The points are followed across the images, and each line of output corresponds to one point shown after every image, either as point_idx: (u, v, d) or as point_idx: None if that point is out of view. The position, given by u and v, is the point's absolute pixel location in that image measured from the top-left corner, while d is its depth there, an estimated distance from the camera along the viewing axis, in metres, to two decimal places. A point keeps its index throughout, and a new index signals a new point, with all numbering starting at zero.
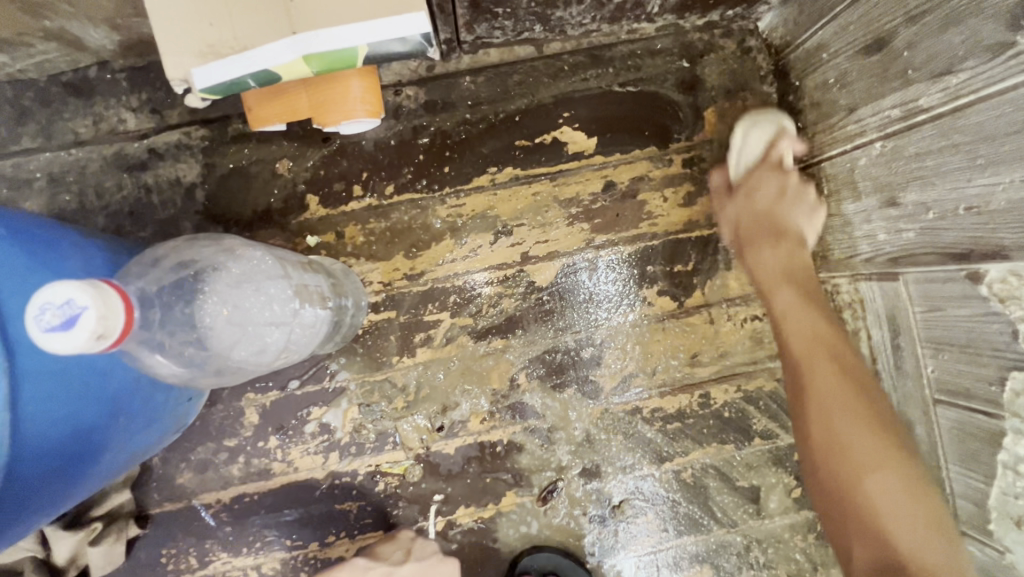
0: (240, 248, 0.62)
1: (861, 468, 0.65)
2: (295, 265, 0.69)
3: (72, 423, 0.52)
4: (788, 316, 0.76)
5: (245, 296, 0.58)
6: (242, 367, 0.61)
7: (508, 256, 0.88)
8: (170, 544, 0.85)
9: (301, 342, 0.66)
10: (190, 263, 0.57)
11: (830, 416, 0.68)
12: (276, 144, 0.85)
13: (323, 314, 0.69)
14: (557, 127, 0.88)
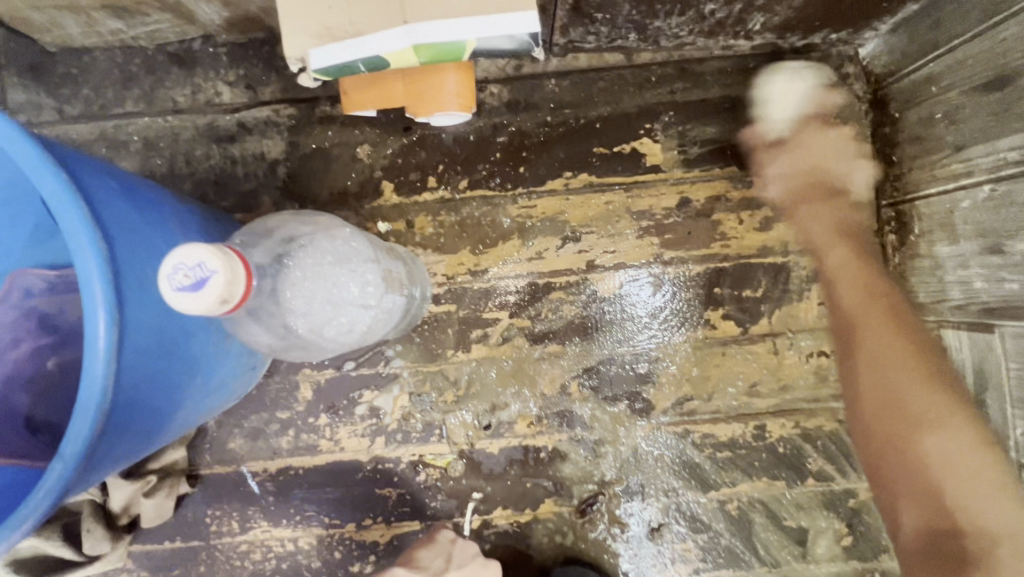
0: (334, 230, 0.64)
1: (969, 490, 0.69)
2: (374, 248, 0.70)
3: (161, 379, 0.54)
4: (865, 397, 0.77)
5: (325, 270, 0.58)
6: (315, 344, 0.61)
7: (573, 262, 0.87)
8: (214, 505, 0.88)
9: (373, 326, 0.65)
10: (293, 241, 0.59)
11: (932, 458, 0.71)
12: (359, 129, 0.87)
13: (395, 301, 0.69)
14: (637, 137, 0.87)
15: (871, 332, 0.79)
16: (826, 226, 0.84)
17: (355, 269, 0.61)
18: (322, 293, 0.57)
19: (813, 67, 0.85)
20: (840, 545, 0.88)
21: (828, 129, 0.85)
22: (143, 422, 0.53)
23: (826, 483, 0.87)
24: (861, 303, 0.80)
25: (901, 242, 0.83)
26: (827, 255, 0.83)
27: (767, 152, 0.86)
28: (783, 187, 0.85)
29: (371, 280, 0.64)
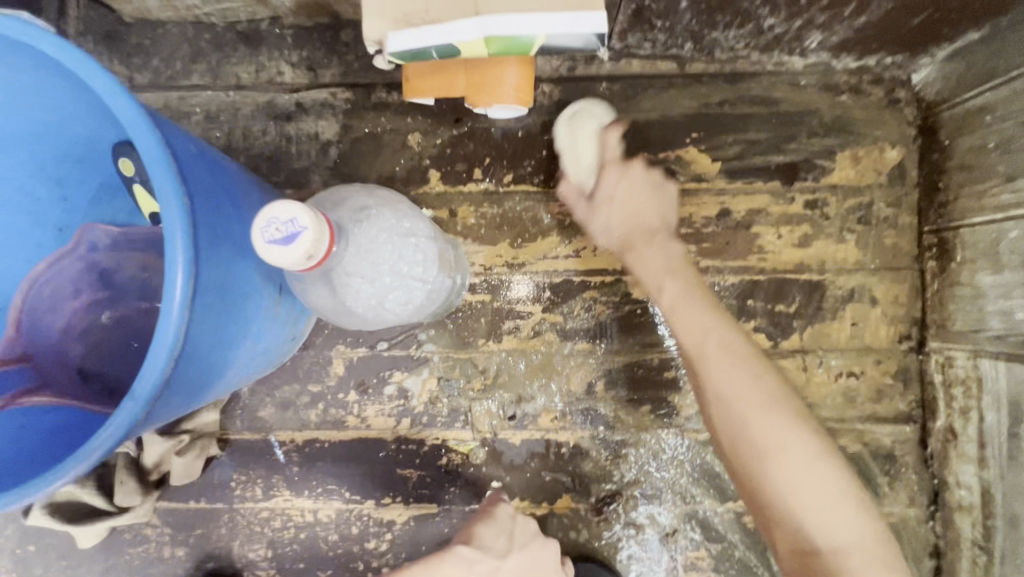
0: (401, 206, 0.65)
1: (824, 507, 0.68)
2: (427, 225, 0.70)
3: (218, 337, 0.56)
4: (720, 396, 0.74)
5: (378, 243, 0.59)
6: (359, 315, 0.62)
7: (610, 263, 0.89)
8: (240, 470, 0.90)
9: (417, 304, 0.66)
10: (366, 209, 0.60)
11: (780, 485, 0.69)
12: (411, 117, 0.90)
13: (440, 282, 0.69)
14: (683, 146, 0.88)
15: (718, 367, 0.75)
16: (674, 257, 0.83)
17: (405, 245, 0.62)
18: (374, 264, 0.58)
19: (579, 110, 0.86)
20: None
21: (633, 168, 0.86)
22: (199, 377, 0.55)
23: None
24: (706, 348, 0.76)
25: (942, 268, 0.83)
26: (663, 288, 0.80)
27: (582, 208, 0.87)
28: (619, 232, 0.85)
29: (420, 257, 0.64)
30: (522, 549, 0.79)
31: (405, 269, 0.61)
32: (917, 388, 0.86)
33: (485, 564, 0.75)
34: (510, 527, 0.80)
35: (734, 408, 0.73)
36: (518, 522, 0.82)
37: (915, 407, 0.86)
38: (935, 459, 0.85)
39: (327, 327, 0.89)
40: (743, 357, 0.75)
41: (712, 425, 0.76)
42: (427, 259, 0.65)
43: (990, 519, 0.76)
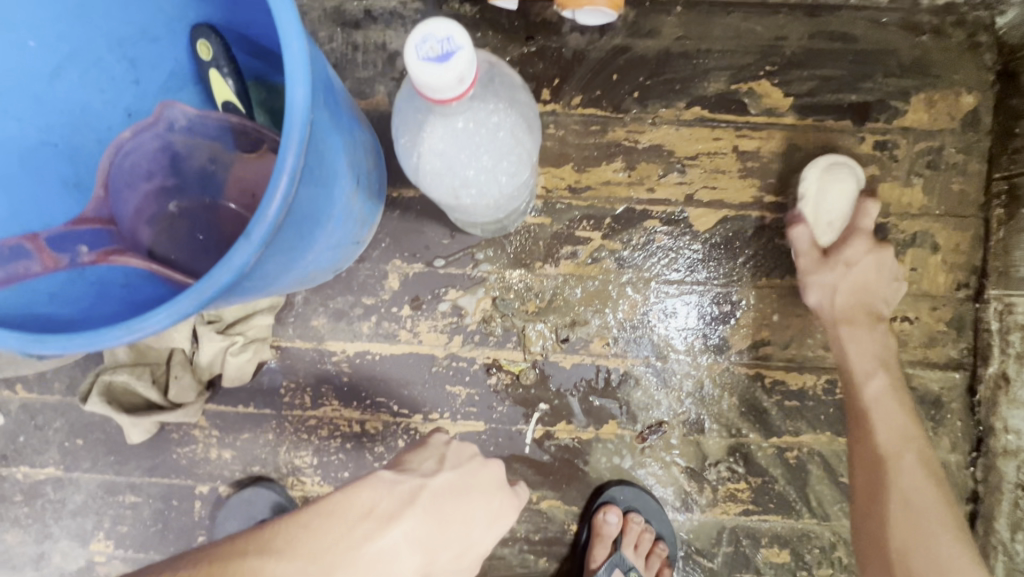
0: (524, 107, 0.66)
1: (931, 524, 0.72)
2: (506, 84, 0.64)
3: (311, 208, 0.56)
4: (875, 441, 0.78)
5: (497, 141, 0.60)
6: (468, 203, 0.66)
7: (673, 193, 0.88)
8: (291, 378, 0.91)
9: (511, 187, 0.67)
10: (499, 102, 0.61)
11: (911, 494, 0.75)
12: (482, 32, 0.88)
13: (529, 143, 0.66)
14: (756, 78, 0.87)
15: (889, 426, 0.78)
16: (875, 354, 0.82)
17: (492, 125, 0.60)
18: (469, 152, 0.59)
19: (672, 268, 0.88)
20: None
21: (788, 380, 0.87)
22: (290, 246, 0.56)
23: None
24: (919, 481, 0.75)
25: (1010, 215, 0.83)
26: (867, 408, 0.80)
27: (680, 344, 0.89)
28: (868, 362, 0.81)
29: (506, 124, 0.61)
30: (453, 468, 0.71)
31: (495, 146, 0.60)
32: (970, 336, 0.86)
33: (409, 482, 0.67)
34: (442, 451, 0.74)
35: (902, 459, 0.76)
36: (452, 447, 0.75)
37: (967, 355, 0.86)
38: (982, 406, 0.86)
39: (385, 240, 0.90)
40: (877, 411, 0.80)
41: (868, 455, 0.78)
42: (511, 122, 0.62)
43: None
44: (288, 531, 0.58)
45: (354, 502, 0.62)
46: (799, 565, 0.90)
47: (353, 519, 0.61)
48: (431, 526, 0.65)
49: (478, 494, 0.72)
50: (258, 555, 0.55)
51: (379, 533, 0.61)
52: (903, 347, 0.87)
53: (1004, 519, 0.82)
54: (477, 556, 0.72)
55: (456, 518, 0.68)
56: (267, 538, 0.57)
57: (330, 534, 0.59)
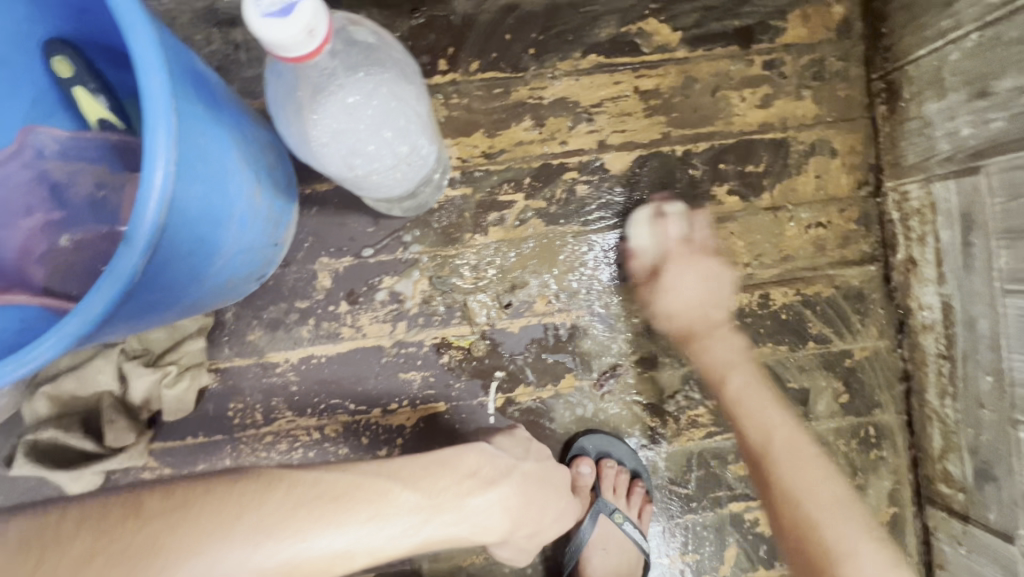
0: (411, 72, 0.65)
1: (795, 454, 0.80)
2: (377, 42, 0.61)
3: (202, 207, 0.53)
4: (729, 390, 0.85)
5: (391, 113, 0.60)
6: (376, 182, 0.66)
7: (585, 142, 0.89)
8: (237, 398, 0.87)
9: (417, 159, 0.67)
10: (385, 71, 0.59)
11: (774, 444, 0.81)
12: (366, 11, 0.86)
13: (424, 104, 0.66)
14: (643, 18, 0.89)
15: (753, 408, 0.83)
16: (736, 350, 0.88)
17: (384, 98, 0.59)
18: (365, 126, 0.58)
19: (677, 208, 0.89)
20: (838, 403, 0.94)
21: (700, 261, 0.89)
22: (190, 251, 0.54)
23: (825, 345, 0.93)
24: (742, 398, 0.84)
25: (891, 111, 0.88)
26: (728, 378, 0.85)
27: (648, 288, 0.89)
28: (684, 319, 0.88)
29: (394, 88, 0.60)
30: (538, 460, 0.80)
31: (390, 114, 0.60)
32: (877, 230, 0.93)
33: (504, 459, 0.76)
34: (526, 444, 0.82)
35: (774, 447, 0.81)
36: (532, 443, 0.83)
37: (877, 247, 0.93)
38: (898, 291, 0.92)
39: (308, 240, 0.87)
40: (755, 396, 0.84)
41: (750, 453, 0.83)
42: (399, 84, 0.61)
43: (952, 329, 0.83)
44: (412, 467, 0.67)
45: (463, 461, 0.71)
46: None
47: (462, 475, 0.70)
48: (520, 500, 0.74)
49: (554, 492, 0.80)
50: (389, 478, 0.65)
51: (481, 492, 0.69)
52: (822, 251, 0.93)
53: (932, 389, 0.89)
54: (540, 540, 0.81)
55: (537, 504, 0.77)
56: (397, 466, 0.67)
57: (444, 481, 0.68)
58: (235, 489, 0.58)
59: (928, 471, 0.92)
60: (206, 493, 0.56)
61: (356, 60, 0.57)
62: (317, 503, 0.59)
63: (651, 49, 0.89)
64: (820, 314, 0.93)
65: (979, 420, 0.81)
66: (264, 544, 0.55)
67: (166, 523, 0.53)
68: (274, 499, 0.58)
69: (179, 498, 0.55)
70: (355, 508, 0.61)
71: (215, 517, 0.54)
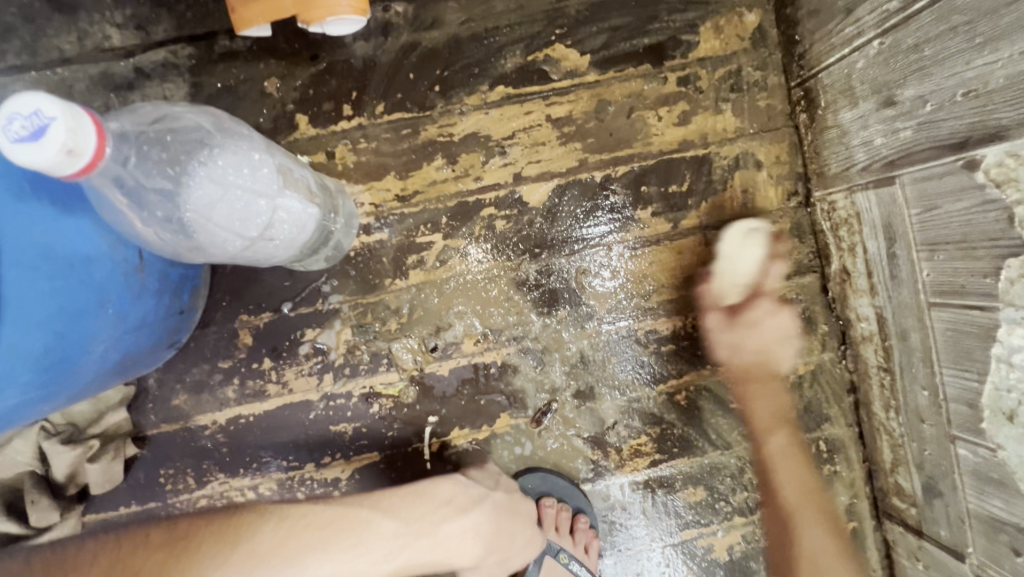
0: (264, 140, 0.64)
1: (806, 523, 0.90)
2: (198, 126, 0.58)
3: (60, 302, 0.52)
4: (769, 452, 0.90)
5: (252, 177, 0.58)
6: (265, 251, 0.63)
7: (501, 177, 0.87)
8: (167, 464, 0.86)
9: (303, 217, 0.65)
10: (233, 142, 0.59)
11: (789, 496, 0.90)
12: (263, 62, 0.84)
13: (287, 165, 0.65)
14: (550, 45, 0.87)
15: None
16: (780, 406, 0.91)
17: (241, 166, 0.57)
18: (201, 212, 0.55)
19: (759, 228, 0.87)
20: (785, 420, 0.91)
21: (784, 310, 0.90)
22: (47, 346, 0.52)
23: (766, 362, 0.91)
24: (784, 455, 0.90)
25: (812, 119, 0.85)
26: (769, 442, 0.90)
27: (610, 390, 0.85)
28: (746, 359, 0.90)
29: (223, 163, 0.56)
30: (507, 491, 0.79)
31: (226, 193, 0.56)
32: (811, 240, 0.90)
33: (476, 488, 0.76)
34: (497, 476, 0.81)
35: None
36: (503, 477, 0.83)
37: (813, 258, 0.90)
38: (837, 302, 0.89)
39: (224, 298, 0.86)
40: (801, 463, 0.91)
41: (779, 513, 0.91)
42: (229, 157, 0.57)
43: (889, 342, 0.80)
44: (392, 497, 0.72)
45: (438, 490, 0.74)
46: (716, 498, 0.92)
47: (438, 502, 0.73)
48: (493, 530, 0.74)
49: (524, 520, 0.79)
50: (368, 508, 0.70)
51: (456, 518, 0.72)
52: (755, 267, 0.90)
53: (878, 402, 0.86)
54: (512, 569, 0.79)
55: (509, 531, 0.76)
56: (375, 498, 0.71)
57: (419, 509, 0.71)
58: (230, 523, 0.62)
59: (882, 484, 0.89)
60: (206, 526, 0.61)
61: (161, 151, 0.53)
62: (308, 534, 0.64)
63: (561, 74, 0.87)
64: (759, 331, 0.90)
65: (922, 435, 0.78)
66: (257, 569, 0.59)
67: (177, 553, 0.57)
68: (264, 530, 0.63)
69: (184, 534, 0.59)
70: (338, 537, 0.66)
71: (217, 548, 0.59)
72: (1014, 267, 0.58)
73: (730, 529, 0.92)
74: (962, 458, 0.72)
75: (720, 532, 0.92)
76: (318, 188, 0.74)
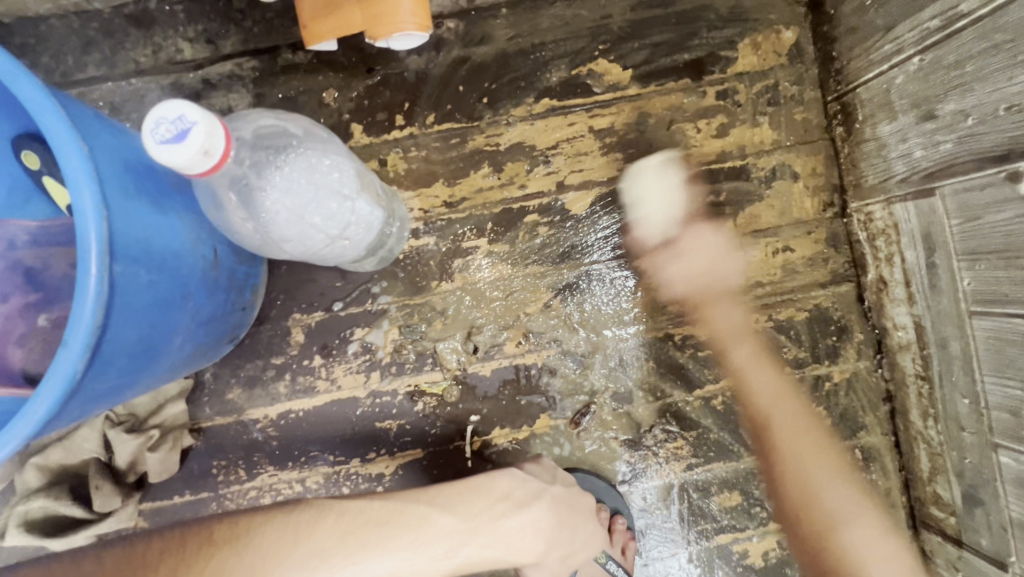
0: (340, 145, 0.69)
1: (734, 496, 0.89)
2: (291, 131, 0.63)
3: (154, 293, 0.56)
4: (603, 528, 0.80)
5: (331, 180, 0.62)
6: (333, 249, 0.68)
7: (544, 184, 0.91)
8: (220, 455, 0.90)
9: (369, 219, 0.69)
10: (315, 147, 0.63)
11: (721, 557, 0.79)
12: (322, 75, 0.89)
13: (359, 170, 0.69)
14: (593, 59, 0.91)
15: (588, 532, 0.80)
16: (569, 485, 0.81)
17: (323, 170, 0.62)
18: (291, 210, 0.59)
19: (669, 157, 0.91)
20: (820, 427, 0.92)
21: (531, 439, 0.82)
22: (140, 334, 0.56)
23: (802, 369, 0.92)
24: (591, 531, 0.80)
25: (848, 132, 0.88)
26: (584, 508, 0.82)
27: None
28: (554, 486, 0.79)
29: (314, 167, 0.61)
30: (565, 485, 0.81)
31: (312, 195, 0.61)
32: (847, 250, 0.92)
33: (536, 483, 0.77)
34: (553, 470, 0.82)
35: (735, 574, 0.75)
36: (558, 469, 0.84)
37: (849, 267, 0.92)
38: (873, 311, 0.91)
39: (279, 297, 0.90)
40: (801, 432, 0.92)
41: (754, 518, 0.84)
42: (318, 162, 0.62)
43: (927, 350, 0.82)
44: (447, 493, 0.72)
45: (495, 486, 0.74)
46: (751, 503, 0.93)
47: (495, 497, 0.73)
48: (553, 524, 0.76)
49: (584, 517, 0.80)
50: (423, 504, 0.70)
51: (513, 514, 0.73)
52: (791, 275, 0.92)
53: (915, 410, 0.87)
54: (573, 564, 0.80)
55: (568, 527, 0.77)
56: (431, 494, 0.72)
57: (477, 505, 0.72)
58: (292, 520, 0.63)
59: (919, 493, 0.90)
60: (270, 520, 0.62)
61: (265, 153, 0.58)
62: (366, 529, 0.65)
63: (604, 87, 0.91)
64: (795, 338, 0.92)
65: (962, 443, 0.79)
66: (321, 568, 0.60)
67: (240, 548, 0.58)
68: (325, 526, 0.64)
69: (244, 526, 0.61)
70: (397, 533, 0.66)
71: (278, 547, 0.60)
72: None
73: (765, 534, 0.93)
74: (1004, 466, 0.72)
75: (756, 538, 0.93)
76: (383, 193, 0.79)
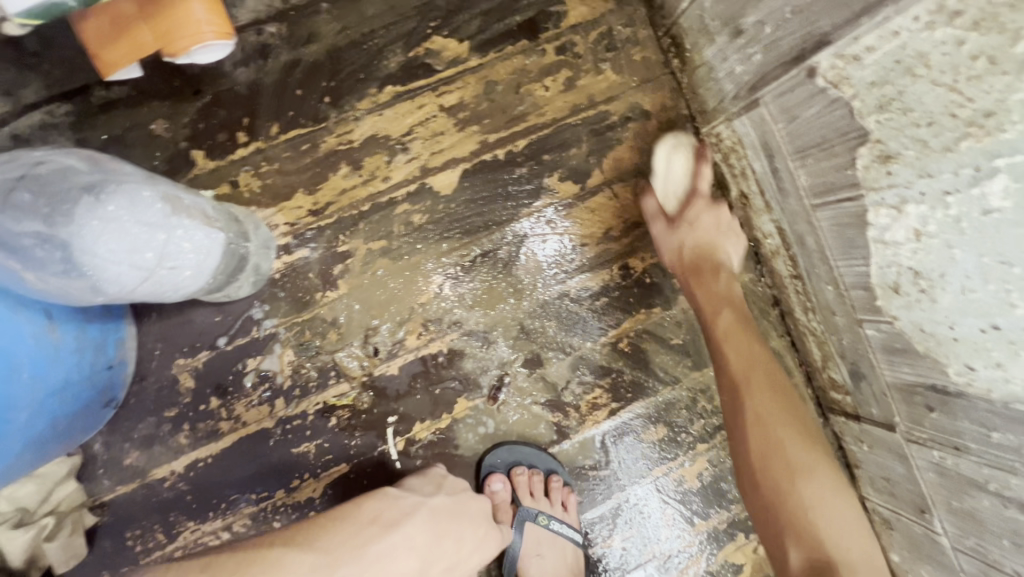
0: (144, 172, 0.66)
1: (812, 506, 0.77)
2: (72, 169, 0.61)
3: None
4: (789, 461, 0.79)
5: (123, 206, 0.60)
6: (164, 279, 0.65)
7: (408, 171, 0.90)
8: (133, 525, 0.84)
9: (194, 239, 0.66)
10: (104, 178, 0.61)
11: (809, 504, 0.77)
12: (147, 106, 0.84)
13: (170, 192, 0.66)
14: (427, 38, 0.90)
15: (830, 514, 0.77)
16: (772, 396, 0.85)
17: (111, 198, 0.59)
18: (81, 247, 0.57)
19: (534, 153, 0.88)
20: None
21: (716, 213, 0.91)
22: None
23: None
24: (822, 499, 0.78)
25: (683, 63, 0.92)
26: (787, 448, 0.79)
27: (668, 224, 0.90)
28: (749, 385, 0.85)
29: (97, 198, 0.59)
30: (451, 493, 0.82)
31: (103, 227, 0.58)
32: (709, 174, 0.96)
33: (410, 498, 0.78)
34: (439, 478, 0.84)
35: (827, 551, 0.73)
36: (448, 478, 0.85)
37: (714, 189, 0.96)
38: (745, 226, 0.95)
39: (157, 346, 0.85)
40: (784, 394, 0.83)
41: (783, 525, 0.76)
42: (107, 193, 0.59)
43: (792, 250, 0.87)
44: (309, 530, 0.68)
45: (363, 511, 0.73)
46: (676, 431, 0.97)
47: (361, 523, 0.72)
48: (429, 538, 0.76)
49: (471, 521, 0.82)
50: (285, 547, 0.64)
51: (382, 536, 0.72)
52: None
53: (797, 307, 0.93)
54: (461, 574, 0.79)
55: (450, 536, 0.78)
56: (295, 536, 0.66)
57: (338, 536, 0.68)
58: None
59: (820, 382, 0.96)
60: None
61: (34, 199, 0.57)
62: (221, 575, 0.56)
63: (445, 64, 0.90)
64: None
65: (837, 326, 0.85)
66: None
67: None
68: None
69: None
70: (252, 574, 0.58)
71: None
72: (865, 153, 0.65)
73: (696, 457, 0.97)
74: (871, 337, 0.78)
75: (687, 462, 0.97)
76: (219, 213, 0.75)
